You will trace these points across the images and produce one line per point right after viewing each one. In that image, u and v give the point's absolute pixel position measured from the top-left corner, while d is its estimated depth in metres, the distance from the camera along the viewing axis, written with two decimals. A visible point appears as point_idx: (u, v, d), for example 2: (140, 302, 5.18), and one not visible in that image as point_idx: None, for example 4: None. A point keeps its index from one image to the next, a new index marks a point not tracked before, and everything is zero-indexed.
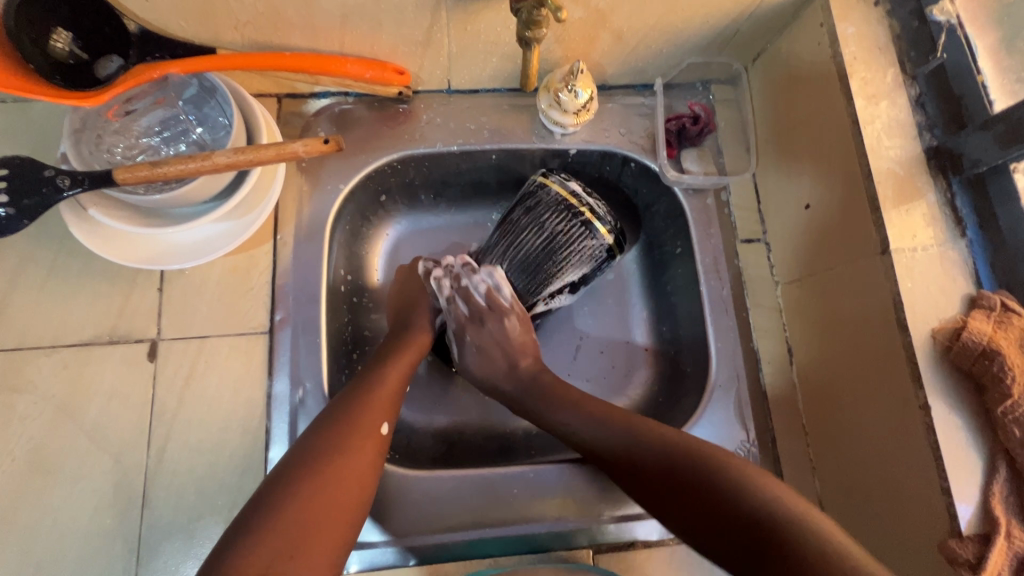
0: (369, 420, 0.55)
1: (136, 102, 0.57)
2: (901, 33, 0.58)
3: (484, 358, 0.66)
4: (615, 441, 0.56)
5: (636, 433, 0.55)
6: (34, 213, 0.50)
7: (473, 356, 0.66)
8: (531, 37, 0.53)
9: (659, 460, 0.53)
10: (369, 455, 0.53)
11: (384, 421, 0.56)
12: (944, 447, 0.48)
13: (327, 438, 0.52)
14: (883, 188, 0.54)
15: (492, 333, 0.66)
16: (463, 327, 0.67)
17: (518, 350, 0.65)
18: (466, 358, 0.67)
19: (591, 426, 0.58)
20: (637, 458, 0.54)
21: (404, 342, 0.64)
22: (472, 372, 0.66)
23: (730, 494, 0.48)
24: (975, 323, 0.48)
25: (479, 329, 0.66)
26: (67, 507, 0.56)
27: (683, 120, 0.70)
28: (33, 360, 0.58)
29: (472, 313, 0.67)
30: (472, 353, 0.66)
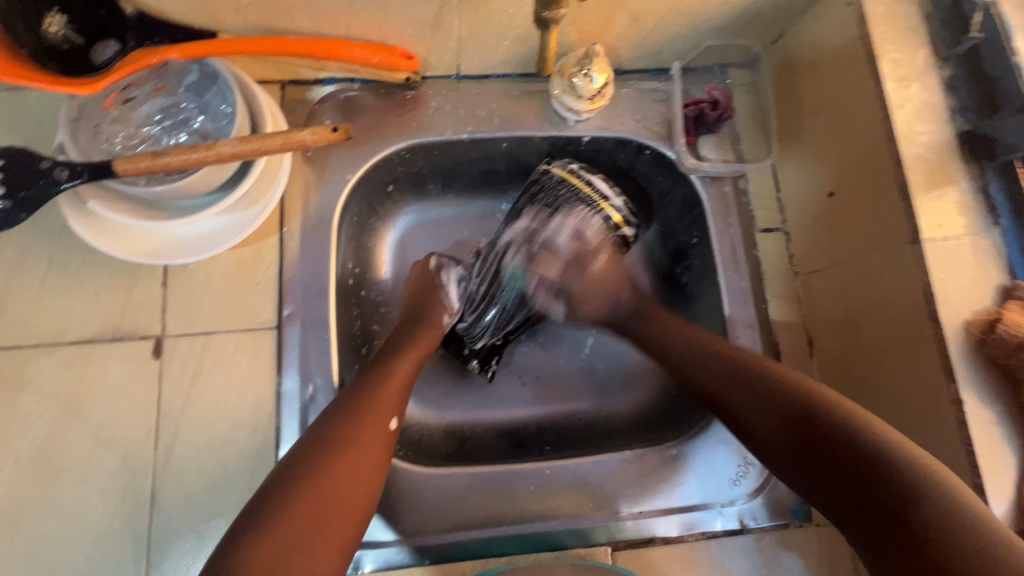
0: (380, 411, 0.54)
1: (135, 89, 0.54)
2: (933, 12, 0.55)
3: (594, 299, 0.66)
4: (703, 361, 0.57)
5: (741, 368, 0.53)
6: (30, 207, 0.47)
7: (586, 287, 0.65)
8: (548, 18, 0.50)
9: (757, 396, 0.51)
10: (379, 447, 0.52)
11: (393, 415, 0.55)
12: (976, 443, 0.47)
13: (338, 432, 0.50)
14: (914, 175, 0.52)
15: (591, 273, 0.65)
16: (561, 285, 0.66)
17: (604, 292, 0.65)
18: (574, 305, 0.67)
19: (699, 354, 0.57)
20: (717, 370, 0.55)
21: (416, 335, 0.63)
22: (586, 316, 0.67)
23: (801, 409, 0.48)
24: (1012, 316, 0.47)
25: (578, 272, 0.65)
26: (74, 508, 0.54)
27: (702, 105, 0.67)
28: (35, 358, 0.56)
29: (566, 258, 0.65)
30: (574, 299, 0.66)
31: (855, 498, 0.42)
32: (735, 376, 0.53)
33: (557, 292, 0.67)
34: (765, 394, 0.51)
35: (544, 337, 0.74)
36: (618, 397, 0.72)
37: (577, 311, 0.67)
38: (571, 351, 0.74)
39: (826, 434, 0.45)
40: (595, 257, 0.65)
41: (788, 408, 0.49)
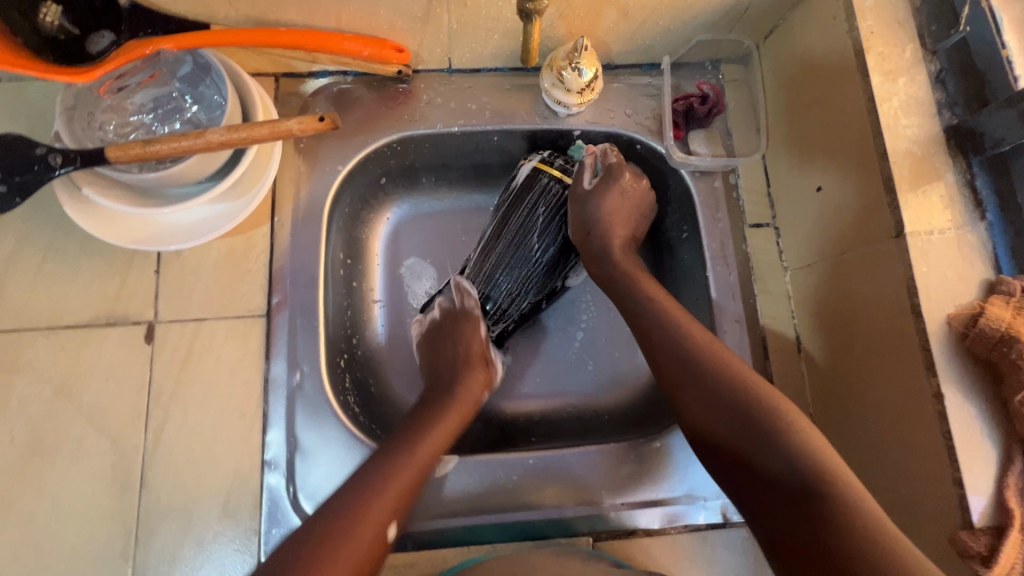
0: (376, 517, 0.48)
1: (128, 78, 0.55)
2: (922, 6, 0.55)
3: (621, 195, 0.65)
4: (682, 358, 0.56)
5: (713, 371, 0.54)
6: (25, 191, 0.49)
7: (616, 199, 0.65)
8: (531, 9, 0.51)
9: (724, 400, 0.52)
10: (368, 553, 0.47)
11: (393, 520, 0.50)
12: (956, 437, 0.46)
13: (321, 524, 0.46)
14: (899, 168, 0.52)
15: (626, 189, 0.65)
16: (610, 168, 0.65)
17: (621, 221, 0.66)
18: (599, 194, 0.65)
19: (679, 351, 0.56)
20: (696, 375, 0.54)
21: (446, 408, 0.60)
22: (596, 212, 0.64)
23: (741, 410, 0.51)
24: (993, 309, 0.46)
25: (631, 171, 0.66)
26: (66, 487, 0.55)
27: (691, 100, 0.67)
28: (31, 341, 0.57)
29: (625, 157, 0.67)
30: (600, 192, 0.64)
31: (779, 501, 0.47)
32: (705, 380, 0.53)
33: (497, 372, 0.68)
34: (710, 382, 0.53)
35: (535, 331, 0.74)
36: (607, 390, 0.72)
37: (584, 207, 0.65)
38: (561, 345, 0.73)
39: (753, 431, 0.50)
40: (626, 178, 0.65)
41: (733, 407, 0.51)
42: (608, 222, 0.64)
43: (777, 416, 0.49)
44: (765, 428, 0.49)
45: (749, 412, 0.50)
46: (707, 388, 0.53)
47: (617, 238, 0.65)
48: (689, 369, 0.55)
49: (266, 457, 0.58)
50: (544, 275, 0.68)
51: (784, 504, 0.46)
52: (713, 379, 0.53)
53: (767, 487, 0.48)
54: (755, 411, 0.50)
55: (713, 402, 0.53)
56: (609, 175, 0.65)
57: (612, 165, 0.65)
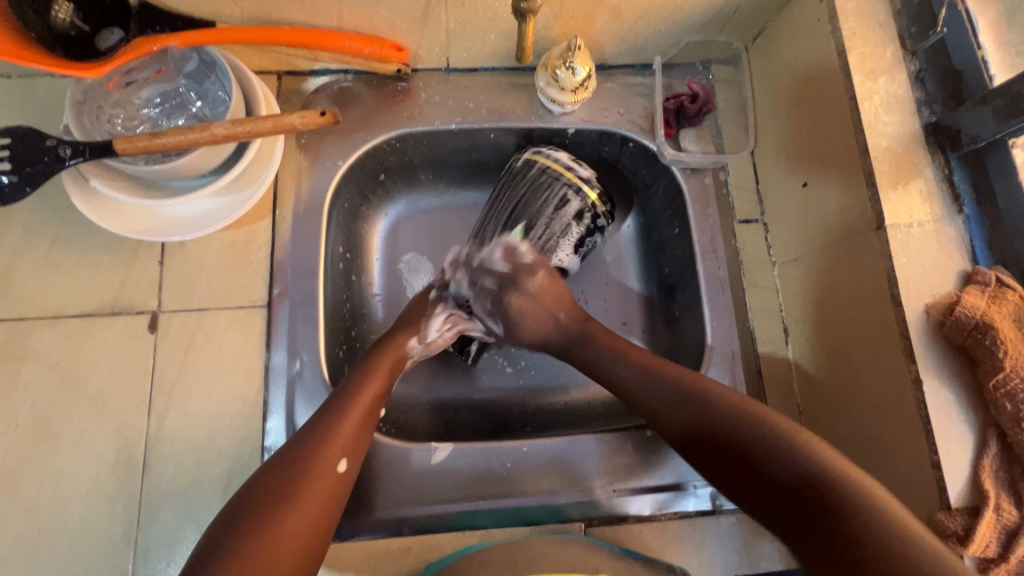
0: (330, 453, 0.51)
1: (137, 73, 0.57)
2: (903, 8, 0.57)
3: (531, 318, 0.64)
4: (636, 377, 0.58)
5: (700, 393, 0.54)
6: (35, 181, 0.50)
7: (528, 305, 0.64)
8: (525, 9, 0.53)
9: (709, 424, 0.52)
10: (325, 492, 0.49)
11: (342, 456, 0.51)
12: (934, 422, 0.48)
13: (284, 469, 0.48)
14: (880, 164, 0.53)
15: (530, 294, 0.64)
16: (498, 297, 0.65)
17: (550, 308, 0.65)
18: (512, 329, 0.65)
19: (657, 387, 0.56)
20: (646, 399, 0.57)
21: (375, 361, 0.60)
22: (521, 334, 0.65)
23: (697, 413, 0.53)
24: (969, 299, 0.48)
25: (517, 292, 0.64)
26: (69, 473, 0.57)
27: (682, 99, 0.69)
28: (37, 330, 0.59)
29: (501, 280, 0.65)
30: (513, 327, 0.65)
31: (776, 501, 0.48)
32: (690, 405, 0.54)
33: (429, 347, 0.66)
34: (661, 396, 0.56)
35: None
36: (600, 382, 0.74)
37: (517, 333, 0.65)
38: None
39: (722, 432, 0.52)
40: (514, 294, 0.64)
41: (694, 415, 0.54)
42: (543, 333, 0.65)
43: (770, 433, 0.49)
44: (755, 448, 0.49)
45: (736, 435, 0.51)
46: (693, 418, 0.53)
47: (560, 315, 0.65)
48: (652, 397, 0.57)
49: (265, 444, 0.60)
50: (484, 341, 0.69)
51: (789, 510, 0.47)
52: (690, 407, 0.54)
53: (770, 493, 0.48)
54: (710, 419, 0.53)
55: (693, 429, 0.53)
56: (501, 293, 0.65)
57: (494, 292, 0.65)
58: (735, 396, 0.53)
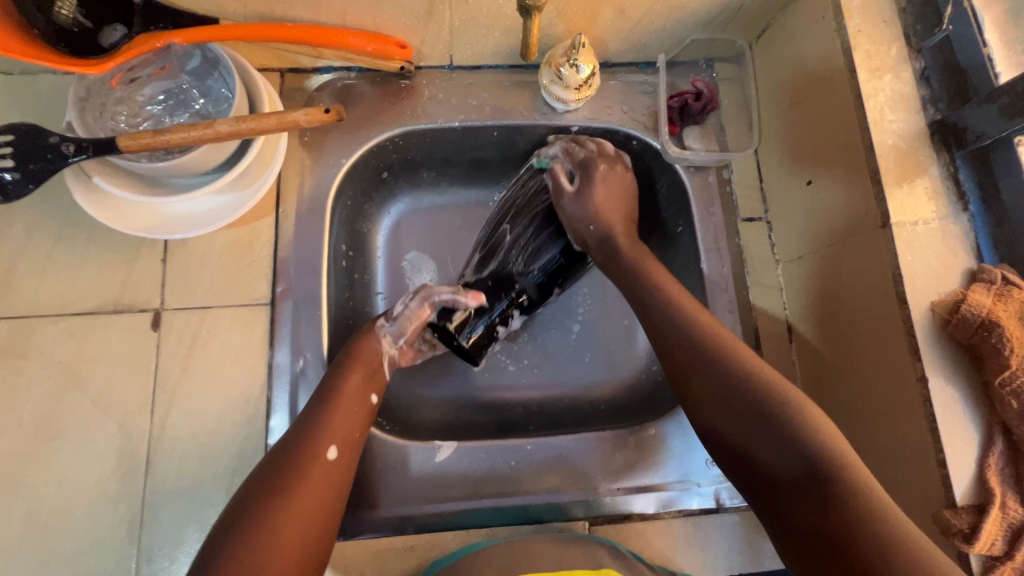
0: (318, 441, 0.51)
1: (139, 71, 0.57)
2: (907, 6, 0.57)
3: (607, 183, 0.65)
4: (676, 335, 0.56)
5: (724, 356, 0.53)
6: (39, 178, 0.50)
7: (601, 189, 0.64)
8: (530, 6, 0.53)
9: (733, 386, 0.51)
10: (322, 481, 0.49)
11: (332, 443, 0.52)
12: (939, 419, 0.48)
13: (286, 458, 0.49)
14: (885, 161, 0.53)
15: (607, 178, 0.65)
16: (577, 172, 0.65)
17: (616, 204, 0.65)
18: (586, 189, 0.64)
19: (692, 342, 0.55)
20: (679, 357, 0.55)
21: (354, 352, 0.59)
22: (588, 208, 0.64)
23: (724, 379, 0.52)
24: (974, 296, 0.48)
25: (605, 164, 0.65)
26: (73, 470, 0.57)
27: (687, 96, 0.68)
28: (39, 328, 0.59)
29: (580, 162, 0.65)
30: (585, 188, 0.64)
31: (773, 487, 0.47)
32: (718, 367, 0.53)
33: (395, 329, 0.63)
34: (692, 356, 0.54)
35: (533, 324, 0.75)
36: (603, 381, 0.74)
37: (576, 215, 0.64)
38: (558, 337, 0.75)
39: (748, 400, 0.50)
40: (602, 166, 0.65)
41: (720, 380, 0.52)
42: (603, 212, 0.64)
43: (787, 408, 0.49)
44: (776, 416, 0.49)
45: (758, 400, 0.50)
46: (717, 383, 0.52)
47: (617, 217, 0.65)
48: (691, 352, 0.54)
49: (269, 442, 0.59)
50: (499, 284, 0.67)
51: (789, 497, 0.46)
52: (718, 374, 0.52)
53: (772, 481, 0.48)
54: (737, 388, 0.51)
55: (724, 398, 0.52)
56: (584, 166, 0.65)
57: (583, 161, 0.65)
58: (764, 370, 0.52)
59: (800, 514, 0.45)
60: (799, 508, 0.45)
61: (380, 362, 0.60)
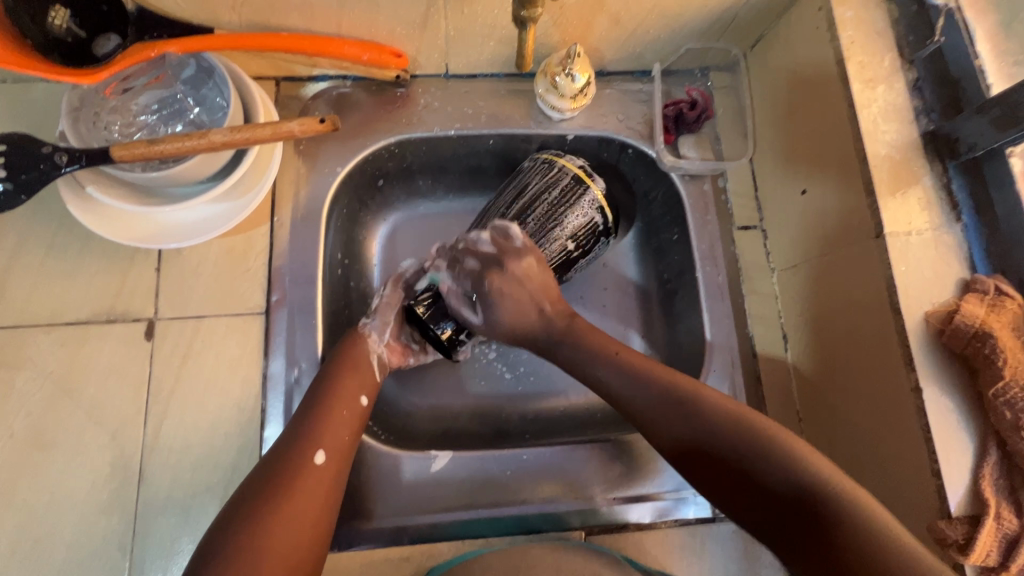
0: (304, 448, 0.51)
1: (133, 80, 0.57)
2: (900, 17, 0.58)
3: (511, 301, 0.60)
4: (626, 372, 0.57)
5: (684, 399, 0.53)
6: (31, 188, 0.50)
7: (508, 307, 0.60)
8: (525, 17, 0.53)
9: (698, 423, 0.52)
10: (315, 489, 0.50)
11: (319, 449, 0.52)
12: (934, 430, 0.48)
13: (275, 469, 0.49)
14: (878, 172, 0.54)
15: (515, 277, 0.60)
16: (479, 277, 0.60)
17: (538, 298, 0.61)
18: (491, 314, 0.60)
19: (650, 387, 0.55)
20: (629, 393, 0.56)
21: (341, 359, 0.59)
22: (501, 327, 0.61)
23: (676, 413, 0.53)
24: (968, 307, 0.48)
25: (499, 274, 0.60)
26: (65, 482, 0.56)
27: (681, 105, 0.69)
28: (32, 338, 0.58)
29: (484, 262, 0.61)
30: (490, 314, 0.60)
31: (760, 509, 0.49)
32: (677, 409, 0.53)
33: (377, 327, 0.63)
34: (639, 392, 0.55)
35: None
36: None
37: (494, 327, 0.61)
38: None
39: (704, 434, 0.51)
40: (493, 279, 0.60)
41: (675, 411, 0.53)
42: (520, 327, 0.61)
43: (756, 442, 0.49)
44: (744, 452, 0.49)
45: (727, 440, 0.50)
46: (683, 422, 0.52)
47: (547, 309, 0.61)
48: (639, 388, 0.55)
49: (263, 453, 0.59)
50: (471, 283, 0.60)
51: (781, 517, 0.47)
52: (666, 408, 0.54)
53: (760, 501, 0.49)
54: (697, 419, 0.52)
55: (675, 431, 0.53)
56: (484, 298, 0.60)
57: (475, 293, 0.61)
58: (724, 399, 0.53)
59: (804, 535, 0.46)
60: (792, 530, 0.46)
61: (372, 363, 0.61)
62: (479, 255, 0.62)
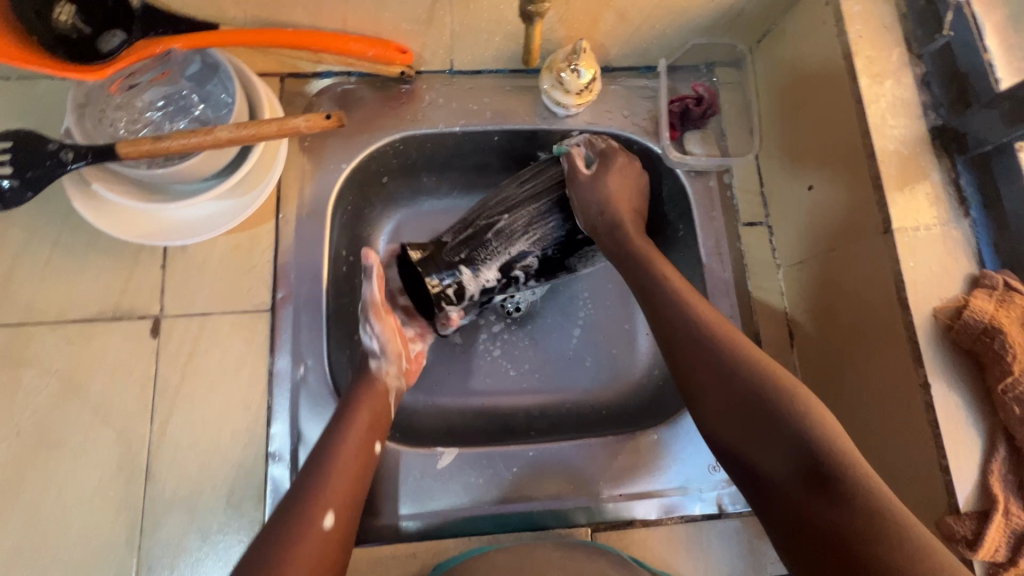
0: (314, 509, 0.49)
1: (139, 77, 0.56)
2: (908, 12, 0.57)
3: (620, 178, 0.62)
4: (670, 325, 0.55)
5: (732, 352, 0.51)
6: (37, 186, 0.50)
7: (615, 180, 0.62)
8: (533, 12, 0.53)
9: (734, 380, 0.49)
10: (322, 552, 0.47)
11: (328, 511, 0.49)
12: (943, 426, 0.48)
13: (282, 527, 0.47)
14: (887, 167, 0.53)
15: (622, 171, 0.63)
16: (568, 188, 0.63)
17: (627, 198, 0.63)
18: (601, 179, 0.62)
19: (703, 341, 0.52)
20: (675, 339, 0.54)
21: (355, 403, 0.57)
22: (602, 194, 0.61)
23: (719, 361, 0.51)
24: (977, 302, 0.48)
25: (621, 158, 0.63)
26: (72, 478, 0.56)
27: (687, 101, 0.69)
28: (37, 335, 0.58)
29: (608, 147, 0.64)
30: (602, 173, 0.62)
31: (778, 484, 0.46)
32: (721, 364, 0.50)
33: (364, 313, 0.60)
34: (681, 336, 0.53)
35: (534, 329, 0.75)
36: (604, 386, 0.74)
37: (590, 197, 0.61)
38: (558, 342, 0.75)
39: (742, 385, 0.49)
40: (622, 158, 0.63)
41: (717, 358, 0.51)
42: (617, 202, 0.61)
43: (794, 399, 0.47)
44: (780, 410, 0.46)
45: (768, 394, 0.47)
46: (726, 377, 0.50)
47: (625, 212, 0.62)
48: (684, 335, 0.53)
49: (269, 449, 0.59)
50: (463, 238, 0.64)
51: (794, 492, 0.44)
52: (709, 359, 0.51)
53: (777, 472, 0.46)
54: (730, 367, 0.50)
55: (718, 381, 0.50)
56: (604, 156, 0.63)
57: (603, 150, 0.63)
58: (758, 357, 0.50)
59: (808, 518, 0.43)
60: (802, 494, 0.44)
61: (386, 408, 0.59)
62: (595, 145, 0.64)
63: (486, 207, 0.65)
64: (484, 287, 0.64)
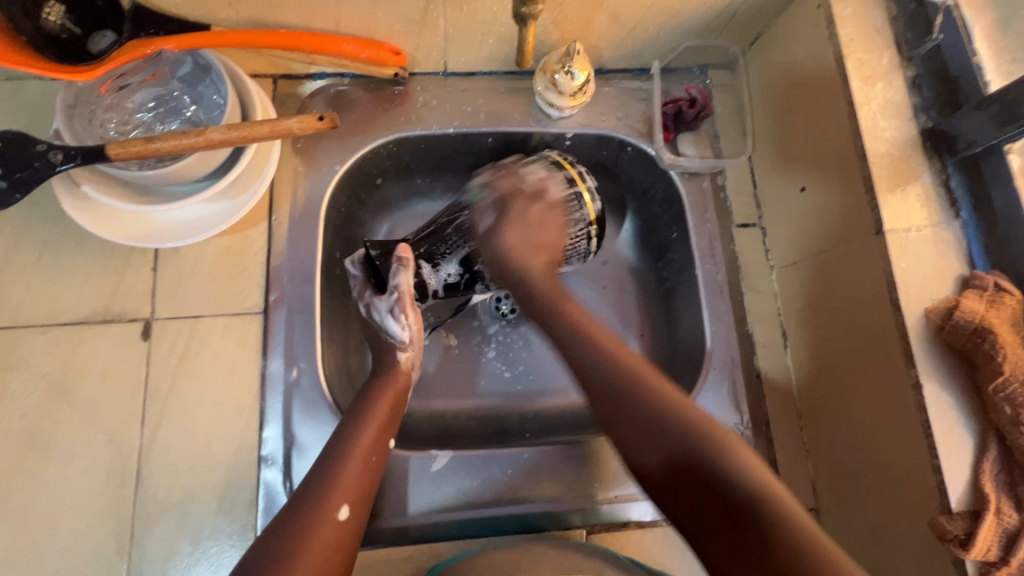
0: (335, 496, 0.48)
1: (130, 78, 0.56)
2: (898, 15, 0.58)
3: (523, 228, 0.62)
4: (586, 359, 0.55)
5: (642, 392, 0.51)
6: (25, 187, 0.49)
7: (519, 230, 0.62)
8: (526, 14, 0.53)
9: (641, 415, 0.50)
10: (338, 542, 0.46)
11: (343, 503, 0.48)
12: (934, 425, 0.48)
13: (292, 519, 0.46)
14: (878, 168, 0.54)
15: (529, 219, 0.63)
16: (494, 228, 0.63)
17: (535, 247, 0.62)
18: (498, 227, 0.63)
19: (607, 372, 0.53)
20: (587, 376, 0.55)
21: (376, 394, 0.58)
22: (500, 244, 0.62)
23: (625, 401, 0.51)
24: (967, 303, 0.48)
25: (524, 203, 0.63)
26: (60, 483, 0.55)
27: (680, 104, 0.69)
28: (27, 339, 0.58)
29: (510, 190, 0.64)
30: (501, 225, 0.62)
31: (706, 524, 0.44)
32: (633, 404, 0.51)
33: (389, 300, 0.61)
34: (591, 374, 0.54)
35: (528, 331, 0.75)
36: None
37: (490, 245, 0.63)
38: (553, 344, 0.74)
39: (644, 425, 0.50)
40: (522, 205, 0.63)
41: (618, 397, 0.52)
42: (516, 255, 0.62)
43: (707, 432, 0.47)
44: (690, 445, 0.47)
45: (679, 433, 0.48)
46: (634, 415, 0.51)
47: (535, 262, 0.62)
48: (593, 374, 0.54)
49: (262, 453, 0.59)
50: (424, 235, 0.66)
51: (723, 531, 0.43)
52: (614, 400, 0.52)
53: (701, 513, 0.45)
54: (628, 399, 0.51)
55: (626, 422, 0.51)
56: (503, 203, 0.63)
57: (504, 196, 0.64)
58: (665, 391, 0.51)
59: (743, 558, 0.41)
60: (722, 535, 0.43)
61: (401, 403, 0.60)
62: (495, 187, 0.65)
63: (451, 207, 0.67)
64: (446, 282, 0.66)
